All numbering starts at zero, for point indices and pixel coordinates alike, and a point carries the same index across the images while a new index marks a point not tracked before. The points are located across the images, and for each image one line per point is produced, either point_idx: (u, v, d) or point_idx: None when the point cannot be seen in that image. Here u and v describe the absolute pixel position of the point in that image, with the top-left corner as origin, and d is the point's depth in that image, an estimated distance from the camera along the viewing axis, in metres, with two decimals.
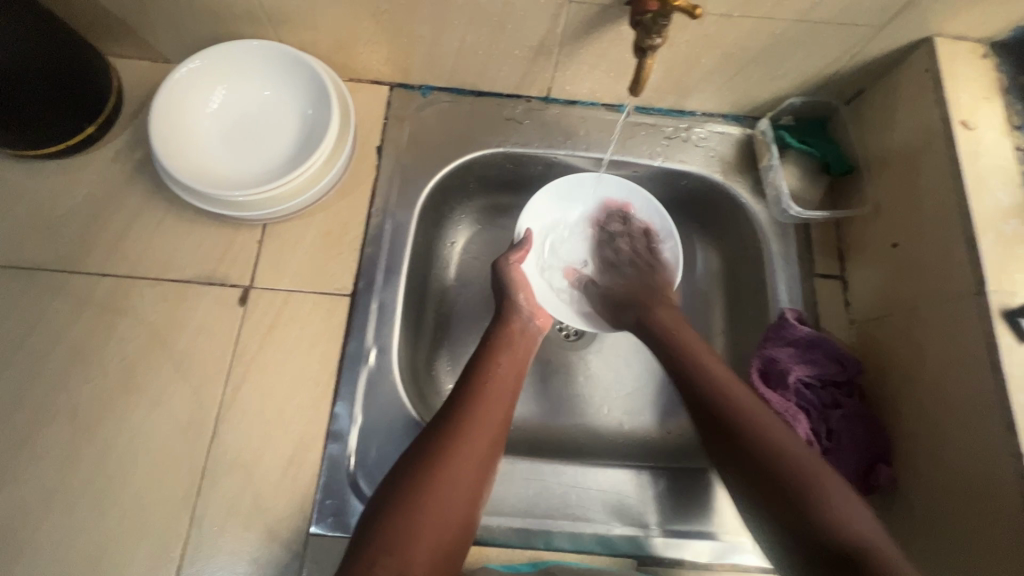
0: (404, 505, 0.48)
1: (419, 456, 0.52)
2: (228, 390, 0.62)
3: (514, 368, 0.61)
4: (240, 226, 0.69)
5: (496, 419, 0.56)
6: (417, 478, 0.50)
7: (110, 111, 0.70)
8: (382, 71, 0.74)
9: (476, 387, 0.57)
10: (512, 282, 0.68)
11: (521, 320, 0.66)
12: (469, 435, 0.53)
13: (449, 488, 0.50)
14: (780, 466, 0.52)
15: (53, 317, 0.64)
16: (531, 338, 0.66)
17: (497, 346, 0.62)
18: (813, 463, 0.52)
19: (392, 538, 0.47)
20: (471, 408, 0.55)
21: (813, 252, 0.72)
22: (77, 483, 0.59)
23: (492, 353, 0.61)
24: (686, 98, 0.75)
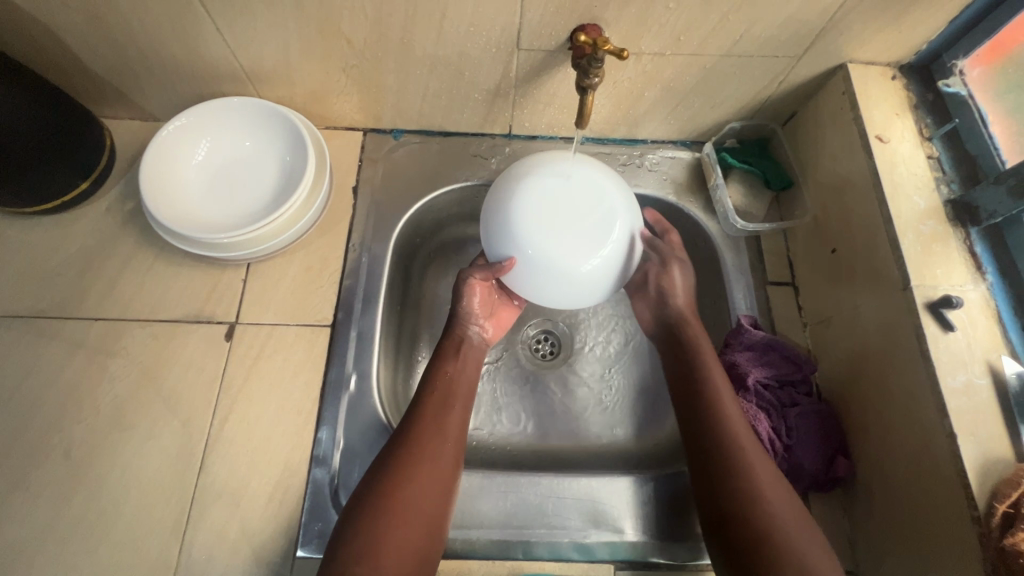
0: (371, 508, 0.53)
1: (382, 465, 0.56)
2: (215, 422, 0.65)
3: (467, 379, 0.66)
4: (225, 267, 0.73)
5: (454, 417, 0.62)
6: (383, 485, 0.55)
7: (103, 168, 0.76)
8: (356, 118, 0.80)
9: (431, 393, 0.63)
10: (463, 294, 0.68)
11: (466, 329, 0.70)
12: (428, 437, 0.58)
13: (409, 506, 0.54)
14: (747, 491, 0.55)
15: (48, 361, 0.67)
16: (480, 349, 0.71)
17: (444, 354, 0.67)
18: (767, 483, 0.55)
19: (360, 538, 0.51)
20: (425, 428, 0.59)
21: (764, 262, 0.77)
22: (70, 520, 0.61)
23: (442, 364, 0.66)
24: (636, 128, 0.81)
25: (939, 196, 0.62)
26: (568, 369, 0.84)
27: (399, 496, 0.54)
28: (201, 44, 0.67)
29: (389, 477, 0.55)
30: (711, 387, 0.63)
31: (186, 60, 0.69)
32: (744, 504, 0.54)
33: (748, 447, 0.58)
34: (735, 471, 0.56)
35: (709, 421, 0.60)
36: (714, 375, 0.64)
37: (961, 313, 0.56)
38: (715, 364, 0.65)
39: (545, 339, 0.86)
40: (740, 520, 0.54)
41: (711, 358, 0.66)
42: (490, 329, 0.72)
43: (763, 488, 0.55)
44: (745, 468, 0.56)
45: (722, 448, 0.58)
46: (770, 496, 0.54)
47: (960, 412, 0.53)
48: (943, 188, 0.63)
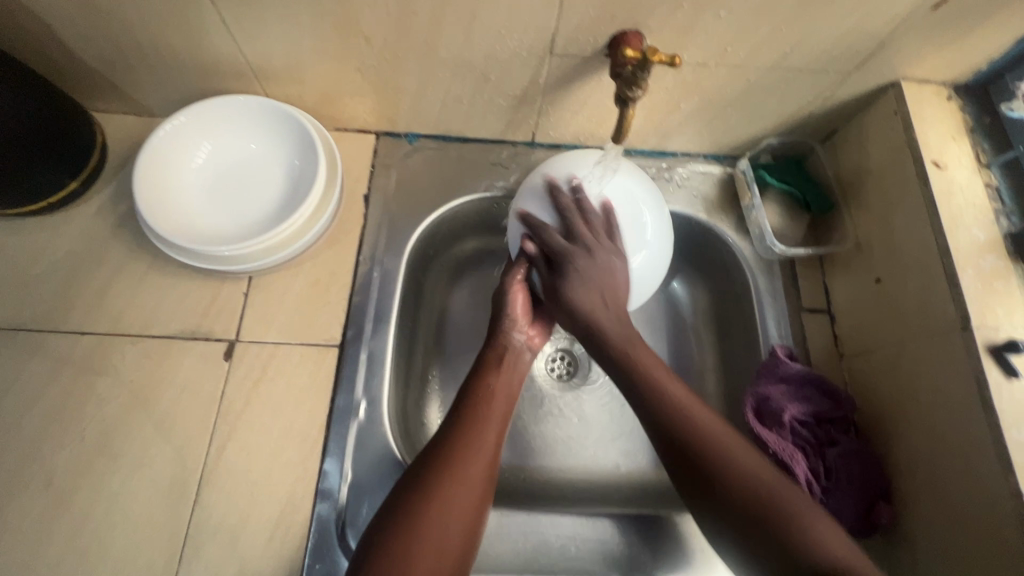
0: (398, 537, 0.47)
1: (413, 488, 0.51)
2: (212, 450, 0.60)
3: (508, 391, 0.60)
4: (225, 279, 0.68)
5: (491, 436, 0.56)
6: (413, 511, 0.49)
7: (94, 166, 0.70)
8: (369, 120, 0.75)
9: (470, 408, 0.57)
10: (513, 298, 0.64)
11: (507, 339, 0.64)
12: (463, 457, 0.53)
13: (440, 532, 0.48)
14: (740, 493, 0.48)
15: (29, 379, 0.61)
16: (522, 358, 0.64)
17: (487, 366, 0.61)
18: (778, 483, 0.48)
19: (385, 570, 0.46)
20: (458, 457, 0.53)
21: (799, 287, 0.73)
22: (51, 557, 0.55)
23: (482, 380, 0.60)
24: (667, 140, 0.77)
25: (999, 228, 0.58)
26: (586, 391, 0.80)
27: (427, 537, 0.48)
28: (204, 37, 0.61)
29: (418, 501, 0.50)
30: (657, 391, 0.55)
31: (186, 53, 0.63)
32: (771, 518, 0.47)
33: (728, 449, 0.50)
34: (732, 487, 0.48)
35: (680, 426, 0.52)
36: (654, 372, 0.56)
37: None
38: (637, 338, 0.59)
39: (562, 359, 0.82)
40: (756, 527, 0.47)
41: (643, 347, 0.58)
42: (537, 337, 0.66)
43: (765, 494, 0.48)
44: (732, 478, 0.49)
45: (702, 459, 0.50)
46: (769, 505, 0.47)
47: None
48: (1002, 221, 0.59)
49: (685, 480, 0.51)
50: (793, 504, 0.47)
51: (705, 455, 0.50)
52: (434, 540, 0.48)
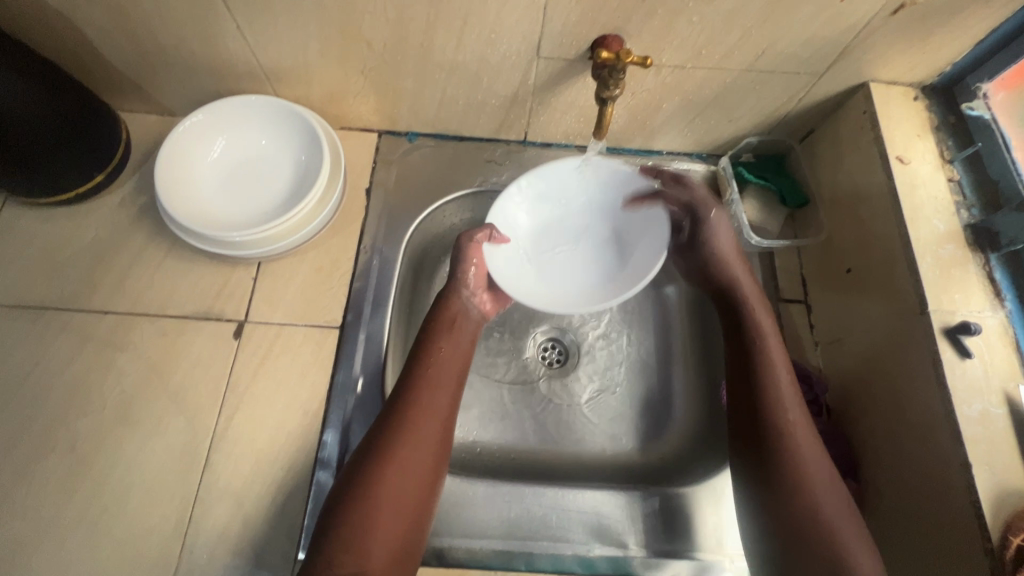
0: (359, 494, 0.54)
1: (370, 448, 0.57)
2: (221, 420, 0.65)
3: (460, 353, 0.66)
4: (236, 265, 0.73)
5: (442, 399, 0.61)
6: (370, 468, 0.55)
7: (119, 161, 0.76)
8: (372, 119, 0.80)
9: (420, 370, 0.63)
10: (464, 259, 0.68)
11: (460, 301, 0.68)
12: (414, 420, 0.59)
13: (396, 487, 0.55)
14: (801, 493, 0.55)
15: (56, 353, 0.67)
16: (474, 323, 0.69)
17: (436, 329, 0.66)
18: (832, 507, 0.55)
19: (349, 526, 0.52)
20: (408, 419, 0.58)
21: (777, 279, 0.76)
22: (73, 514, 0.60)
23: (431, 339, 0.65)
24: (652, 139, 0.81)
25: (959, 220, 0.62)
26: (574, 379, 0.83)
27: (384, 500, 0.54)
28: (221, 42, 0.67)
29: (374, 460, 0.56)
30: (779, 407, 0.59)
31: (205, 56, 0.69)
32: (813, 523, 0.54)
33: (809, 482, 0.56)
34: (803, 527, 0.55)
35: (780, 454, 0.57)
36: (791, 408, 0.60)
37: (978, 340, 0.56)
38: (775, 360, 0.62)
39: (552, 348, 0.86)
40: (795, 515, 0.55)
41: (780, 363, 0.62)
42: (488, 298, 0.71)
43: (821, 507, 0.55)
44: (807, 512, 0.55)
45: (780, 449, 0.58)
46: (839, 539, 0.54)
47: (976, 441, 0.52)
48: (962, 212, 0.62)
49: (759, 455, 0.59)
50: (839, 529, 0.54)
51: (785, 449, 0.57)
52: (392, 494, 0.55)
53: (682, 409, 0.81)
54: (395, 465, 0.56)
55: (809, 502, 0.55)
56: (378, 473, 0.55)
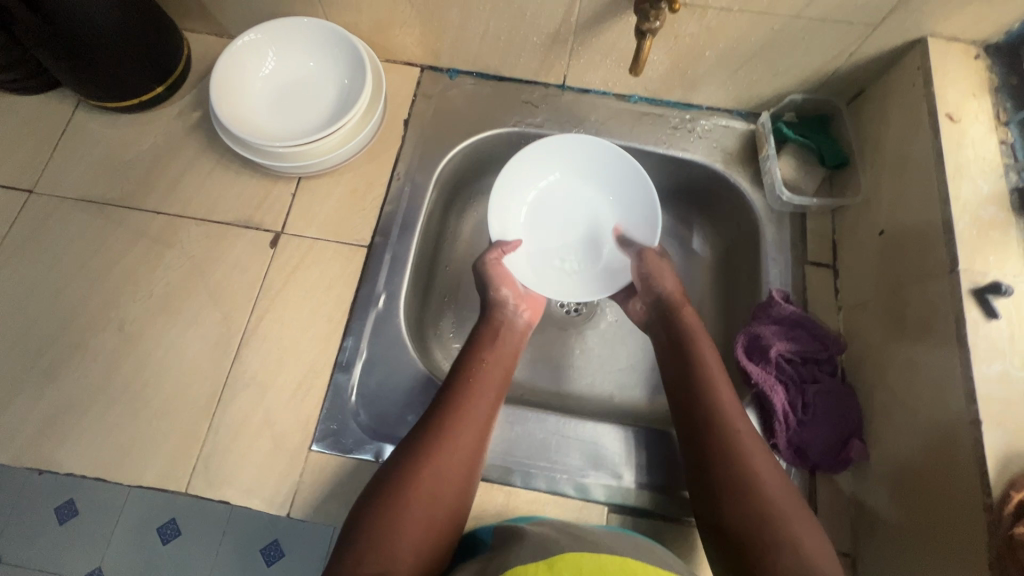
0: (385, 504, 0.51)
1: (403, 459, 0.55)
2: (252, 319, 0.70)
3: (502, 364, 0.66)
4: (277, 180, 0.77)
5: (481, 411, 0.60)
6: (397, 478, 0.53)
7: (179, 76, 0.81)
8: (415, 53, 0.82)
9: (463, 380, 0.62)
10: (494, 280, 0.73)
11: (505, 314, 0.72)
12: (451, 429, 0.57)
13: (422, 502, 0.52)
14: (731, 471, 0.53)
15: (113, 243, 0.73)
16: (517, 335, 0.71)
17: (480, 343, 0.67)
18: (770, 482, 0.52)
19: (372, 538, 0.49)
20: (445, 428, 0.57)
21: (807, 241, 0.76)
22: (117, 385, 0.67)
23: (476, 353, 0.66)
24: (692, 92, 0.81)
25: (1006, 182, 0.59)
26: (590, 327, 0.85)
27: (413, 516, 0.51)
28: None
29: (405, 471, 0.53)
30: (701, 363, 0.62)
31: None
32: (748, 497, 0.51)
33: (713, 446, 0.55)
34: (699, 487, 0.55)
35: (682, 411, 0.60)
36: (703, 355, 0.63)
37: (1008, 302, 0.54)
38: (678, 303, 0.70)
39: None
40: (732, 497, 0.52)
41: (701, 345, 0.65)
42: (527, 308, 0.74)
43: (753, 481, 0.52)
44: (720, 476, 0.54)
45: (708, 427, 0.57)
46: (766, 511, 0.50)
47: (990, 400, 0.51)
48: (1010, 176, 0.60)
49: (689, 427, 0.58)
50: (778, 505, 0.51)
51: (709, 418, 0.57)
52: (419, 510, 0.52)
53: None
54: (421, 486, 0.53)
55: (741, 479, 0.53)
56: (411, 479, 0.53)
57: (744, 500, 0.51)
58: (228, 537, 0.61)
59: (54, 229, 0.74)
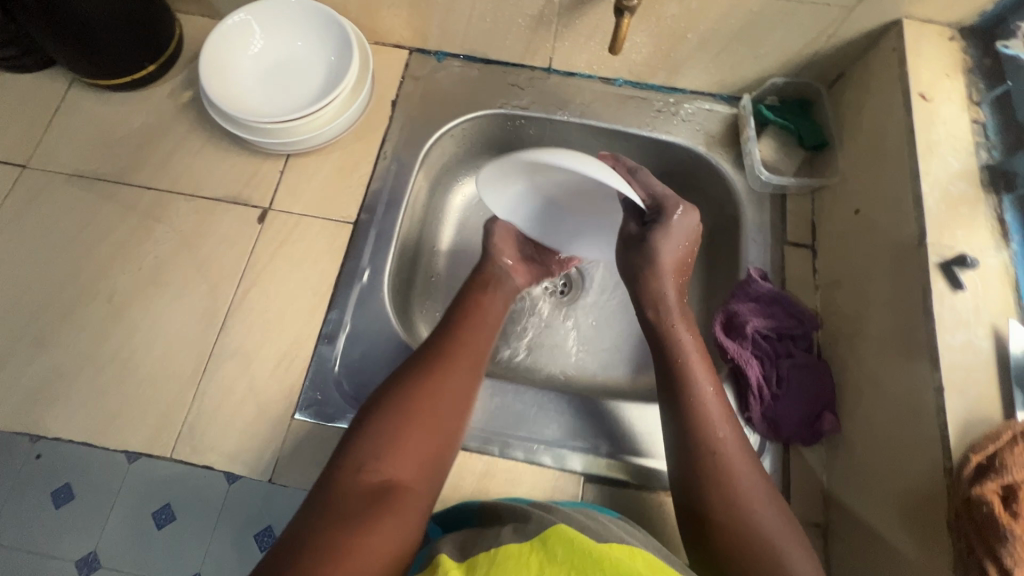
0: (395, 424, 0.51)
1: (409, 386, 0.55)
2: (239, 292, 0.71)
3: (496, 311, 0.68)
4: (265, 158, 0.79)
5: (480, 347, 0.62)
6: (405, 406, 0.53)
7: (171, 56, 0.82)
8: (404, 35, 0.84)
9: (462, 319, 0.64)
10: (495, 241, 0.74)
11: (496, 269, 0.73)
12: (456, 362, 0.59)
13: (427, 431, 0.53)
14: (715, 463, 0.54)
15: (104, 217, 0.74)
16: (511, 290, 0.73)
17: (478, 286, 0.70)
18: (748, 477, 0.54)
19: (384, 452, 0.50)
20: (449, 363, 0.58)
21: (786, 222, 0.77)
22: (105, 354, 0.68)
23: (472, 296, 0.68)
24: (676, 75, 0.82)
25: (976, 159, 0.60)
26: (574, 307, 0.86)
27: (419, 438, 0.52)
28: None
29: (414, 397, 0.54)
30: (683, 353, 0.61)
31: None
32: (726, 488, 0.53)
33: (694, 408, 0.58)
34: (679, 437, 0.57)
35: (670, 366, 0.61)
36: (687, 352, 0.61)
37: (974, 274, 0.55)
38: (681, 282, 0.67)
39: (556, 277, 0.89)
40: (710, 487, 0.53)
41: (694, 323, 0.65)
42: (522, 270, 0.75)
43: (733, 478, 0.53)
44: (702, 431, 0.56)
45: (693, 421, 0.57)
46: (735, 472, 0.54)
47: (954, 368, 0.52)
48: (980, 153, 0.61)
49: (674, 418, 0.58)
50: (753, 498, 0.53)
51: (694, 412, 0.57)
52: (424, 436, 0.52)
53: None
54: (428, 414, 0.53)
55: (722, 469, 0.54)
56: (415, 401, 0.53)
57: (722, 491, 0.53)
58: (227, 518, 0.62)
59: (46, 203, 0.75)
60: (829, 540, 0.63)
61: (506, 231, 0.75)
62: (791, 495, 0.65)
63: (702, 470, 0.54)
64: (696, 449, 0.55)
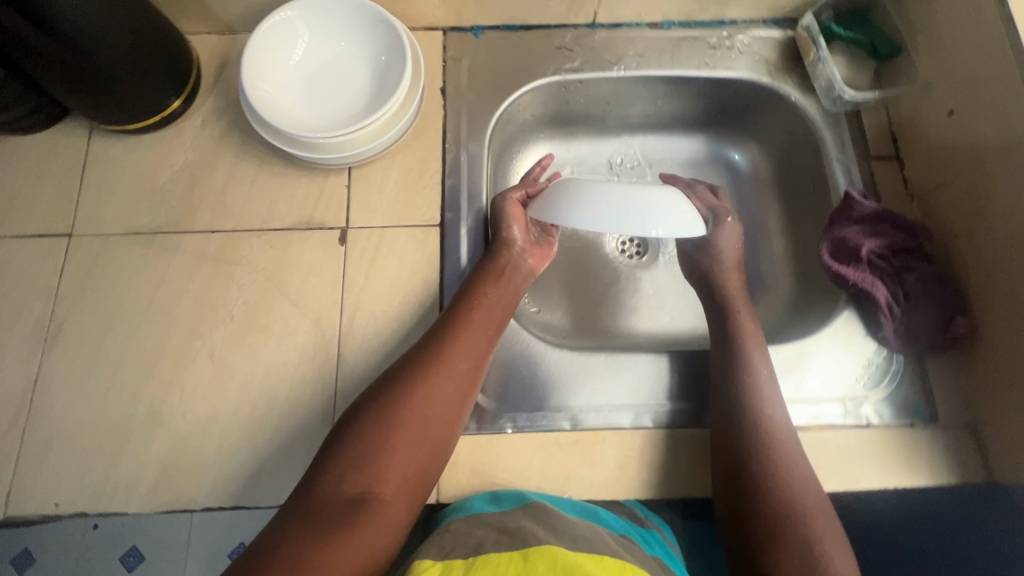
0: (375, 431, 0.53)
1: (389, 390, 0.56)
2: (343, 320, 0.68)
3: (504, 302, 0.66)
4: (327, 175, 0.73)
5: (479, 346, 0.61)
6: (384, 414, 0.54)
7: (192, 84, 0.75)
8: (437, 15, 0.78)
9: (463, 314, 0.63)
10: (505, 218, 0.70)
11: (511, 256, 0.69)
12: (444, 366, 0.58)
13: (404, 439, 0.54)
14: (751, 427, 0.60)
15: (176, 272, 0.69)
16: (522, 277, 0.70)
17: (486, 274, 0.67)
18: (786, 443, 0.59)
19: (360, 463, 0.51)
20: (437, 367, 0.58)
21: (867, 137, 0.77)
22: (226, 413, 0.64)
23: (478, 286, 0.66)
24: (727, 6, 0.79)
25: None
26: (658, 266, 0.86)
27: (399, 445, 0.53)
28: None
29: (393, 402, 0.55)
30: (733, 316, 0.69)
31: None
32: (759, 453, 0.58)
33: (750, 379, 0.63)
34: (731, 405, 0.62)
35: (728, 339, 0.67)
36: (744, 325, 0.68)
37: None
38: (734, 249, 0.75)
39: (632, 240, 0.88)
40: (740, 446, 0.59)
41: (735, 290, 0.72)
42: (533, 254, 0.72)
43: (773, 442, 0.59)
44: (752, 402, 0.61)
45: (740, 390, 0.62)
46: (776, 445, 0.59)
47: None
48: None
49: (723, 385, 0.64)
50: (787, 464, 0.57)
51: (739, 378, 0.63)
52: (406, 443, 0.54)
53: (771, 280, 0.81)
54: (407, 421, 0.55)
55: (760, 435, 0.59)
56: (402, 407, 0.55)
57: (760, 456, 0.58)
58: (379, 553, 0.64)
59: (109, 269, 0.69)
60: (981, 437, 0.64)
61: (516, 209, 0.71)
62: (934, 402, 0.66)
63: (739, 435, 0.60)
64: (744, 418, 0.60)
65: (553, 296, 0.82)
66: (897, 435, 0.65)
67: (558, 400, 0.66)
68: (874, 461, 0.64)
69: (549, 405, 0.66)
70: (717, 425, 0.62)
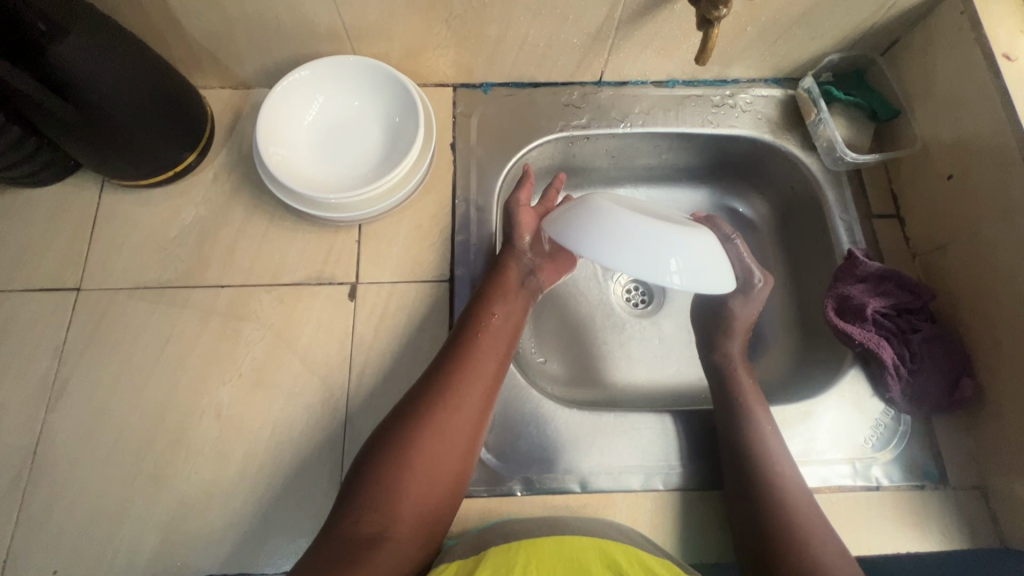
0: (383, 466, 0.54)
1: (399, 424, 0.57)
2: (352, 378, 0.68)
3: (513, 321, 0.67)
4: (338, 230, 0.74)
5: (488, 371, 0.62)
6: (395, 448, 0.55)
7: (205, 139, 0.76)
8: (448, 73, 0.80)
9: (471, 339, 0.63)
10: (519, 226, 0.72)
11: (519, 267, 0.70)
12: (453, 397, 0.59)
13: (414, 473, 0.55)
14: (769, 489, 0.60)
15: (185, 327, 0.69)
16: (530, 292, 0.71)
17: (501, 288, 0.68)
18: (807, 505, 0.59)
19: (372, 500, 0.53)
20: (445, 398, 0.59)
21: (868, 196, 0.78)
22: (232, 473, 0.63)
23: (488, 307, 0.66)
24: (730, 68, 0.81)
25: None
26: (662, 316, 0.86)
27: (410, 482, 0.54)
28: (306, 4, 0.67)
29: (403, 437, 0.56)
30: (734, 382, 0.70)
31: (289, 19, 0.69)
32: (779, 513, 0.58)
33: (759, 432, 0.64)
34: (746, 459, 0.62)
35: (730, 392, 0.69)
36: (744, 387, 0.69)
37: None
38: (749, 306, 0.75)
39: (636, 289, 0.88)
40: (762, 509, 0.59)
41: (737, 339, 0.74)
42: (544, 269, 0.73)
43: (793, 502, 0.59)
44: (763, 462, 0.62)
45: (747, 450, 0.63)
46: (793, 501, 0.59)
47: None
48: None
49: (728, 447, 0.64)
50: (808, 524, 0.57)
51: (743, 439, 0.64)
52: (418, 476, 0.55)
53: (776, 333, 0.82)
54: (417, 456, 0.55)
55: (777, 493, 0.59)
56: (416, 443, 0.56)
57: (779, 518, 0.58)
58: None
59: (117, 325, 0.69)
60: (990, 499, 0.65)
61: (528, 216, 0.73)
62: (943, 464, 0.67)
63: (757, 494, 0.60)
64: (760, 477, 0.61)
65: (558, 347, 0.82)
66: (907, 498, 0.65)
67: (568, 461, 0.65)
68: (885, 524, 0.64)
69: (559, 467, 0.65)
70: (732, 480, 0.62)
